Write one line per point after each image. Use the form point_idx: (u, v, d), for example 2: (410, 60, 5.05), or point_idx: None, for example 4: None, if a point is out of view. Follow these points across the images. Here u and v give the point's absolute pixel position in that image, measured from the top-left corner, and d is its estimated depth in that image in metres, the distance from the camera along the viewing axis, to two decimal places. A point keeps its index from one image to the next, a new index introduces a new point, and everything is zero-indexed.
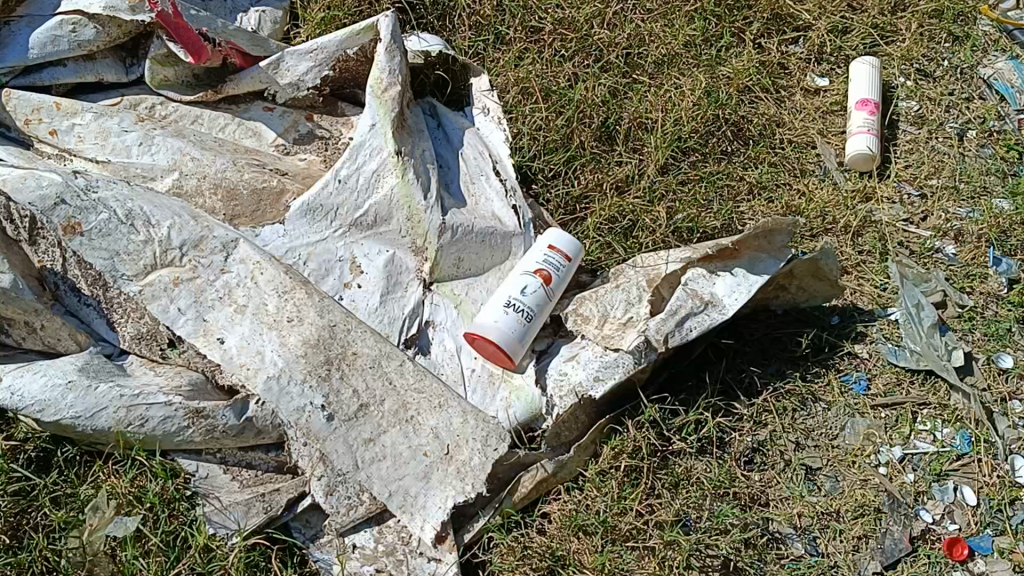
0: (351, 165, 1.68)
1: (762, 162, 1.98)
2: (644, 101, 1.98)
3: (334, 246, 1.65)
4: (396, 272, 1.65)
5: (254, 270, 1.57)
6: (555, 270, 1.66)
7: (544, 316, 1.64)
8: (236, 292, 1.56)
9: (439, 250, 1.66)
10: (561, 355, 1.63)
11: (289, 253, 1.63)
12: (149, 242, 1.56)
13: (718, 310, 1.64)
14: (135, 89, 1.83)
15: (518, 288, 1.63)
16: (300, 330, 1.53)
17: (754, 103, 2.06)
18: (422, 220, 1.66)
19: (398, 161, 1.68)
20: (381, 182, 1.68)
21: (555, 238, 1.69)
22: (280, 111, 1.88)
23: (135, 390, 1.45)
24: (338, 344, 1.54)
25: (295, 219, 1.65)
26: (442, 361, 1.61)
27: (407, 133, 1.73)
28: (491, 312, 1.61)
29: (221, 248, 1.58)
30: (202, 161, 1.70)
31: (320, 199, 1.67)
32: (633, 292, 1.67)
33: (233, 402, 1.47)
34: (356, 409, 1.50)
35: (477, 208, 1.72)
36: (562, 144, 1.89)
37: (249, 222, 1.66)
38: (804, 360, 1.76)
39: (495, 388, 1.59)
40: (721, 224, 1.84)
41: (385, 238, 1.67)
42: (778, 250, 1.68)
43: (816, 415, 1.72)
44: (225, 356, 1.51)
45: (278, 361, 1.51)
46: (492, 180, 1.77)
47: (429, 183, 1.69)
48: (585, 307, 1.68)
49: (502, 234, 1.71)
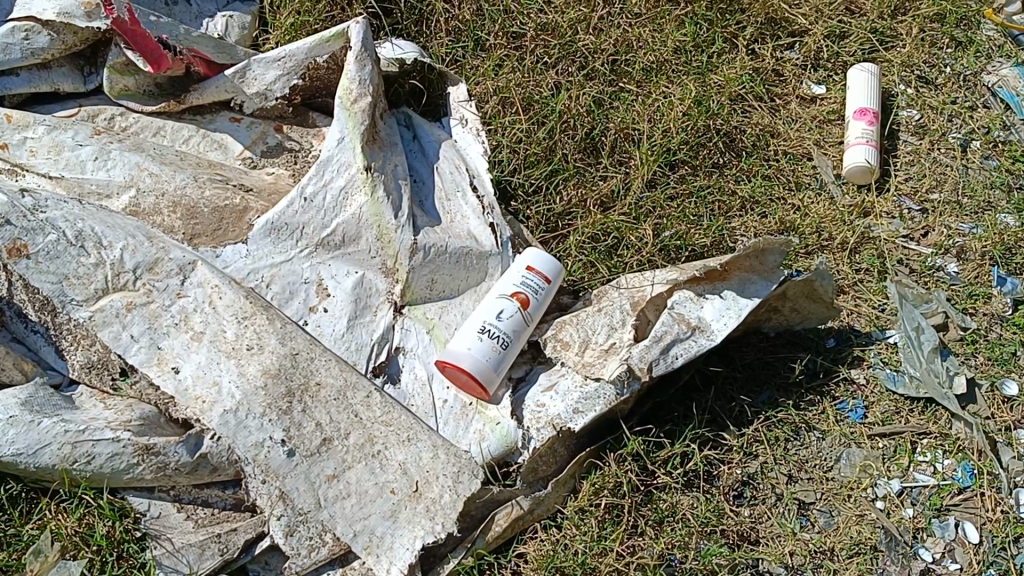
0: (318, 181, 1.58)
1: (755, 175, 1.89)
2: (631, 111, 1.88)
3: (299, 267, 1.56)
4: (364, 295, 1.56)
5: (212, 293, 1.48)
6: (533, 293, 1.56)
7: (521, 342, 1.55)
8: (193, 317, 1.47)
9: (410, 272, 1.56)
10: (539, 384, 1.54)
11: (251, 276, 1.54)
12: (101, 265, 1.47)
13: (706, 336, 1.55)
14: (94, 99, 1.74)
15: (493, 312, 1.53)
16: (260, 358, 1.44)
17: (747, 112, 1.96)
18: (392, 240, 1.57)
19: (368, 177, 1.58)
20: (349, 199, 1.58)
21: (533, 258, 1.60)
22: (248, 122, 1.78)
23: (80, 425, 1.35)
24: (300, 373, 1.45)
25: (257, 239, 1.56)
26: (412, 391, 1.52)
27: (377, 147, 1.64)
28: (465, 338, 1.51)
29: (177, 270, 1.49)
30: (160, 176, 1.60)
31: (284, 216, 1.57)
32: (616, 316, 1.58)
33: (186, 437, 1.37)
34: (319, 443, 1.41)
35: (451, 226, 1.63)
36: (543, 156, 1.79)
37: (210, 241, 1.56)
38: (797, 387, 1.67)
39: (468, 420, 1.50)
40: (711, 241, 1.75)
41: (354, 258, 1.57)
42: (769, 271, 1.58)
43: (809, 445, 1.64)
44: (179, 387, 1.42)
45: (236, 393, 1.41)
46: (468, 196, 1.67)
47: (400, 200, 1.60)
48: (565, 332, 1.58)
49: (478, 254, 1.61)
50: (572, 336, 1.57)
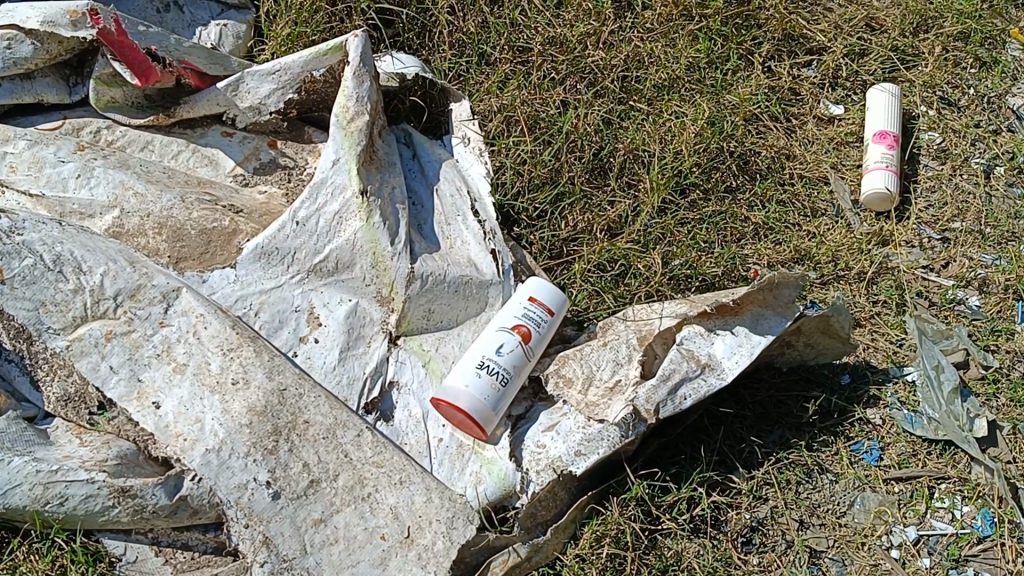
0: (311, 204, 1.50)
1: (769, 201, 1.81)
2: (641, 131, 1.80)
3: (290, 294, 1.48)
4: (358, 325, 1.48)
5: (197, 322, 1.41)
6: (535, 326, 1.49)
7: (522, 379, 1.47)
8: (176, 348, 1.39)
9: (406, 302, 1.49)
10: (539, 423, 1.46)
11: (238, 303, 1.46)
12: (79, 291, 1.39)
13: (717, 374, 1.48)
14: (79, 111, 1.67)
15: (493, 346, 1.46)
16: (246, 394, 1.37)
17: (762, 133, 1.89)
18: (388, 268, 1.49)
19: (363, 201, 1.50)
20: (343, 224, 1.50)
21: (536, 288, 1.52)
22: (240, 136, 1.70)
23: (53, 465, 1.28)
24: (287, 410, 1.37)
25: (247, 264, 1.48)
26: (407, 429, 1.44)
27: (375, 168, 1.56)
28: (462, 374, 1.44)
29: (159, 298, 1.41)
30: (145, 196, 1.53)
31: (275, 240, 1.49)
32: (622, 351, 1.51)
33: (165, 479, 1.30)
34: (306, 485, 1.34)
35: (451, 253, 1.55)
36: (549, 178, 1.71)
37: (196, 265, 1.49)
38: (810, 427, 1.60)
39: (464, 460, 1.43)
40: (722, 270, 1.67)
41: (347, 285, 1.49)
42: (784, 307, 1.51)
43: (822, 488, 1.56)
44: (159, 424, 1.35)
45: (219, 432, 1.34)
46: (469, 221, 1.59)
47: (398, 225, 1.52)
48: (568, 367, 1.50)
49: (478, 283, 1.53)
50: (575, 372, 1.49)
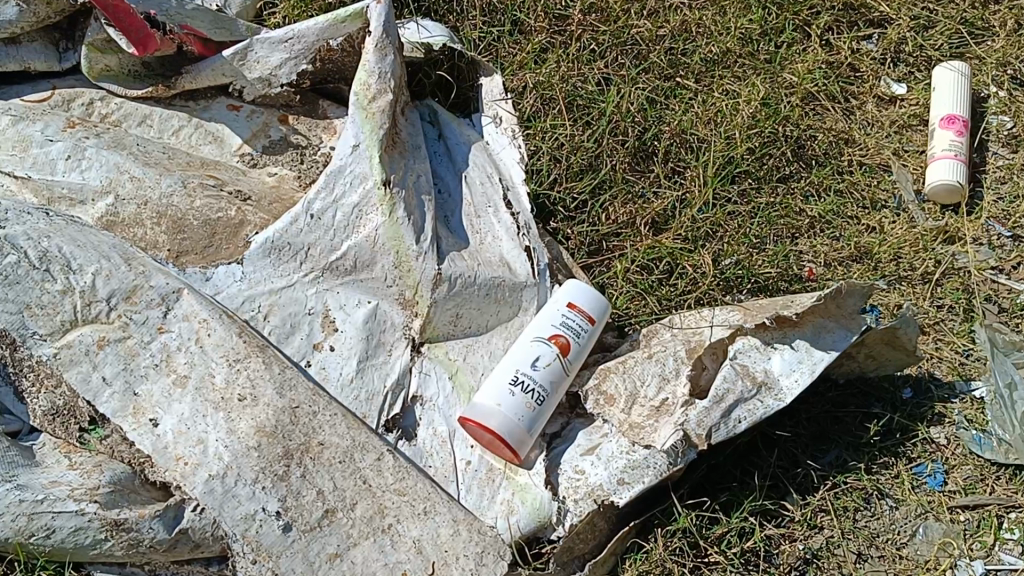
0: (327, 195, 1.35)
1: (827, 191, 1.65)
2: (689, 112, 1.64)
3: (303, 295, 1.34)
4: (378, 331, 1.34)
5: (200, 329, 1.26)
6: (574, 336, 1.34)
7: (560, 395, 1.33)
8: (176, 358, 1.25)
9: (432, 307, 1.34)
10: (577, 444, 1.32)
11: (246, 304, 1.32)
12: (69, 292, 1.24)
13: (774, 395, 1.34)
14: (70, 80, 1.51)
15: (528, 359, 1.32)
16: (254, 412, 1.23)
17: (820, 114, 1.72)
18: (412, 269, 1.34)
19: (386, 193, 1.34)
20: (363, 218, 1.34)
21: (576, 293, 1.37)
22: (248, 110, 1.54)
23: (38, 493, 1.15)
24: (300, 431, 1.23)
25: (255, 259, 1.34)
26: (431, 450, 1.30)
27: (398, 154, 1.40)
28: (493, 389, 1.30)
29: (158, 300, 1.26)
30: (142, 179, 1.37)
31: (288, 235, 1.34)
32: (669, 364, 1.36)
33: (164, 511, 1.16)
34: (320, 516, 1.20)
35: (482, 251, 1.40)
36: (588, 164, 1.56)
37: (199, 260, 1.34)
38: (870, 447, 1.46)
39: (495, 486, 1.29)
40: (776, 271, 1.53)
41: (367, 286, 1.35)
42: (849, 320, 1.37)
43: (881, 515, 1.43)
44: (157, 445, 1.20)
45: (224, 455, 1.20)
46: (501, 213, 1.44)
47: (424, 220, 1.36)
48: (609, 382, 1.36)
49: (511, 286, 1.38)
50: (618, 388, 1.35)
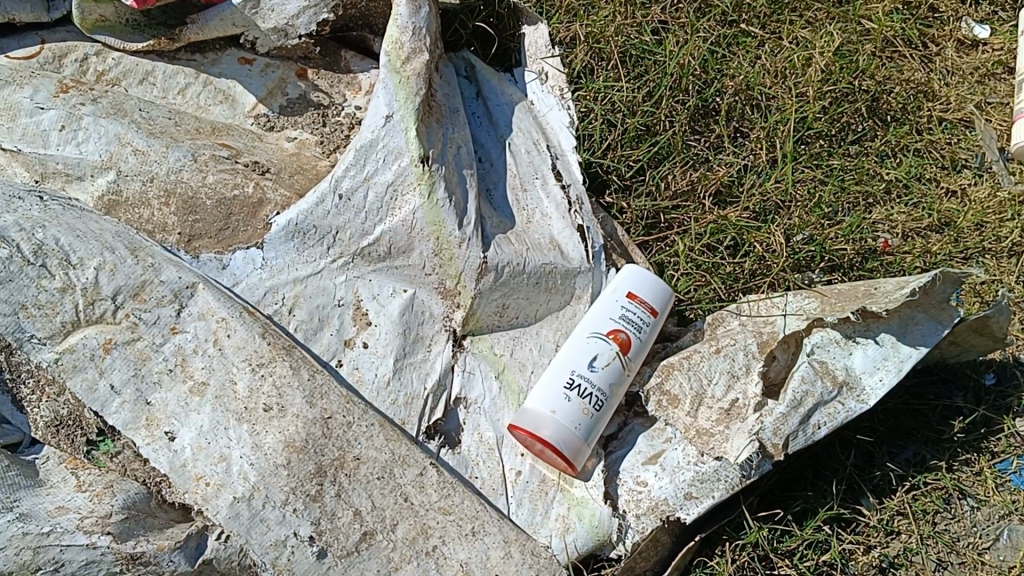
0: (357, 172, 1.19)
1: (905, 150, 1.48)
2: (755, 63, 1.48)
3: (331, 284, 1.20)
4: (415, 325, 1.20)
5: (218, 328, 1.13)
6: (635, 331, 1.20)
7: (618, 397, 1.20)
8: (192, 362, 1.11)
9: (476, 298, 1.20)
10: (638, 451, 1.20)
11: (268, 296, 1.18)
12: (68, 290, 1.10)
13: (856, 396, 1.21)
14: (61, 32, 1.36)
15: (584, 358, 1.18)
16: (281, 425, 1.09)
17: (896, 61, 1.55)
18: (454, 257, 1.19)
19: (424, 171, 1.18)
20: (398, 198, 1.19)
21: (636, 282, 1.23)
22: (262, 64, 1.37)
23: (44, 525, 1.01)
24: (333, 444, 1.10)
25: (277, 243, 1.20)
26: (477, 459, 1.18)
27: (435, 122, 1.23)
28: (547, 393, 1.16)
29: (170, 297, 1.13)
30: (147, 152, 1.21)
31: (313, 217, 1.19)
32: (739, 360, 1.23)
33: (185, 542, 1.03)
34: (358, 539, 1.08)
35: (530, 231, 1.26)
36: (645, 128, 1.42)
37: (213, 245, 1.20)
38: (952, 444, 1.32)
39: (549, 500, 1.17)
40: (853, 247, 1.38)
41: (403, 274, 1.21)
42: (940, 310, 1.22)
43: (962, 518, 1.30)
44: (173, 463, 1.08)
45: (250, 475, 1.07)
46: (549, 185, 1.30)
47: (467, 200, 1.21)
48: (673, 380, 1.22)
49: (563, 273, 1.24)
50: (683, 387, 1.21)
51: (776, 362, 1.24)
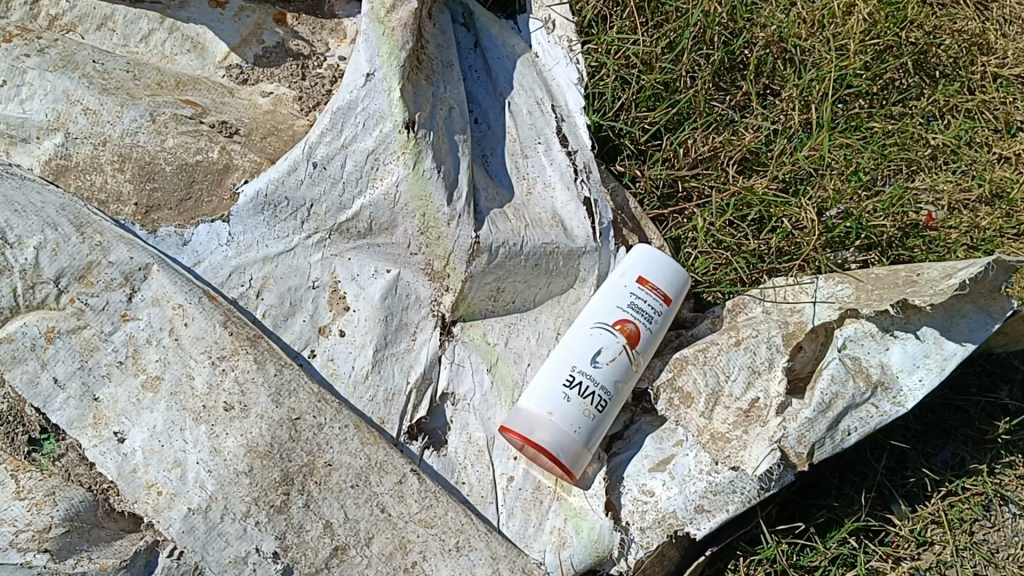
0: (333, 138, 1.05)
1: (955, 111, 1.32)
2: (790, 11, 1.32)
3: (303, 263, 1.07)
4: (399, 310, 1.08)
5: (174, 316, 1.00)
6: (645, 322, 1.07)
7: (625, 396, 1.07)
8: (145, 353, 0.99)
9: (467, 283, 1.07)
10: (645, 455, 1.07)
11: (234, 278, 1.06)
12: (4, 272, 0.98)
13: (892, 398, 1.07)
14: None
15: (587, 352, 1.05)
16: (244, 427, 0.97)
17: (949, 9, 1.38)
18: (442, 236, 1.06)
19: (409, 138, 1.04)
20: (380, 168, 1.05)
21: (647, 265, 1.09)
22: (235, 7, 1.24)
23: None
24: (302, 449, 0.98)
25: (246, 216, 1.06)
26: (464, 462, 1.06)
27: (424, 80, 1.09)
28: (543, 391, 1.04)
29: (120, 281, 1.00)
30: (99, 112, 1.08)
31: (284, 187, 1.05)
32: (762, 354, 1.09)
33: (132, 561, 0.92)
34: (328, 555, 0.96)
35: (529, 205, 1.12)
36: (664, 86, 1.27)
37: (174, 217, 1.07)
38: (995, 445, 1.18)
39: (543, 511, 1.05)
40: (893, 223, 1.23)
41: (385, 252, 1.08)
42: (989, 300, 1.08)
43: (1003, 527, 1.16)
44: (122, 468, 0.96)
45: (207, 483, 0.96)
46: (553, 152, 1.16)
47: (458, 170, 1.07)
48: (686, 376, 1.10)
49: (565, 255, 1.11)
50: (697, 384, 1.09)
51: (801, 353, 1.11)
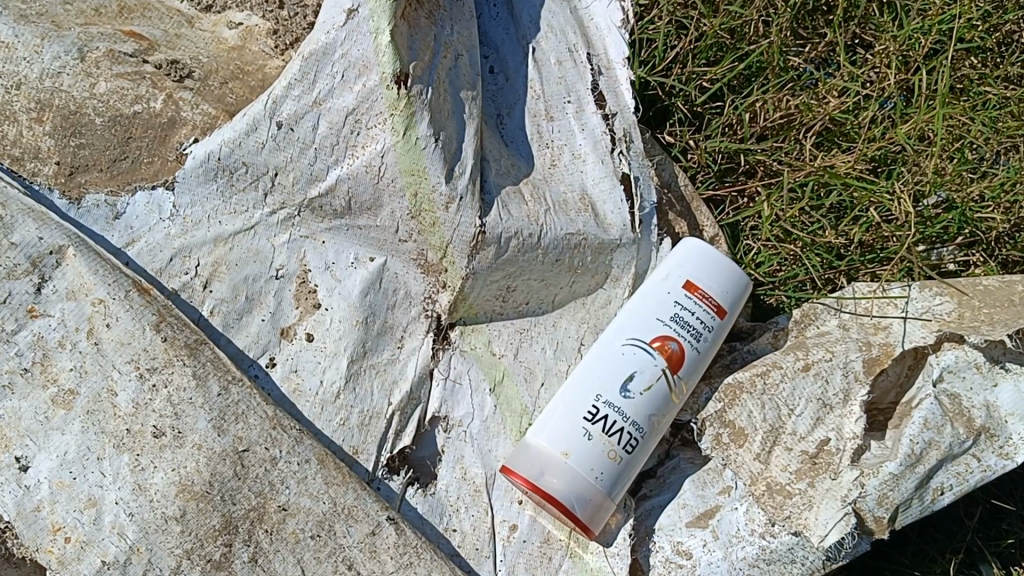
0: (304, 90, 0.82)
1: None
2: None
3: (264, 248, 0.85)
4: (383, 309, 0.87)
5: (93, 313, 0.79)
6: (692, 340, 0.85)
7: (661, 432, 0.85)
8: (56, 360, 0.78)
9: (468, 281, 0.85)
10: (683, 504, 0.86)
11: (175, 263, 0.84)
12: None
13: (998, 449, 0.84)
14: None
15: (616, 377, 0.83)
16: (176, 459, 0.76)
17: None
18: (437, 223, 0.83)
19: (400, 95, 0.80)
20: (362, 133, 0.82)
21: (698, 267, 0.86)
22: None
23: None
24: (249, 489, 0.77)
25: (193, 184, 0.84)
26: (456, 505, 0.85)
27: (425, 18, 0.84)
28: (558, 425, 0.82)
29: (25, 267, 0.79)
30: (13, 46, 0.87)
31: (241, 151, 0.83)
32: (835, 383, 0.87)
33: None
34: None
35: (552, 181, 0.90)
36: (731, 32, 1.04)
37: (105, 180, 0.86)
38: None
39: (552, 570, 0.85)
40: (1009, 221, 0.96)
41: (369, 237, 0.86)
42: None
43: None
44: (23, 506, 0.76)
45: (126, 531, 0.75)
46: (585, 113, 0.94)
47: (462, 138, 0.84)
48: (738, 408, 0.88)
49: (595, 248, 0.89)
50: (752, 419, 0.87)
51: (884, 379, 0.88)
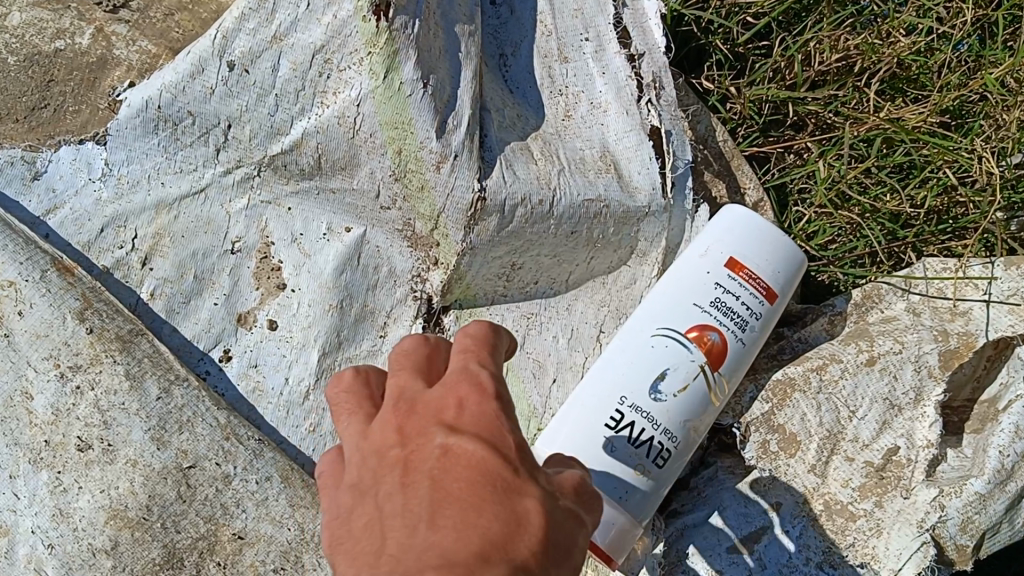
0: (260, 24, 0.66)
1: None
2: None
3: (218, 216, 0.71)
4: (363, 290, 0.72)
5: (2, 298, 0.64)
6: (735, 331, 0.70)
7: (696, 439, 0.71)
8: None
9: (465, 256, 0.70)
10: (719, 524, 0.73)
11: (106, 234, 0.69)
12: None
13: None
14: None
15: (645, 375, 0.69)
16: (105, 479, 0.62)
17: None
18: (427, 186, 0.67)
19: (378, 30, 0.63)
20: (332, 76, 0.66)
21: (746, 239, 0.71)
22: None
23: None
24: (196, 513, 0.63)
25: (129, 137, 0.69)
26: None
27: None
28: (575, 433, 0.68)
29: None
30: None
31: (185, 97, 0.68)
32: (908, 380, 0.72)
33: None
34: None
35: (566, 136, 0.75)
36: None
37: (24, 134, 0.72)
38: None
39: None
40: None
41: (345, 202, 0.70)
42: None
43: None
44: None
45: (45, 567, 0.60)
46: (605, 54, 0.79)
47: (457, 83, 0.67)
48: (789, 409, 0.73)
49: (618, 218, 0.73)
50: (806, 423, 0.72)
51: (959, 374, 0.73)
